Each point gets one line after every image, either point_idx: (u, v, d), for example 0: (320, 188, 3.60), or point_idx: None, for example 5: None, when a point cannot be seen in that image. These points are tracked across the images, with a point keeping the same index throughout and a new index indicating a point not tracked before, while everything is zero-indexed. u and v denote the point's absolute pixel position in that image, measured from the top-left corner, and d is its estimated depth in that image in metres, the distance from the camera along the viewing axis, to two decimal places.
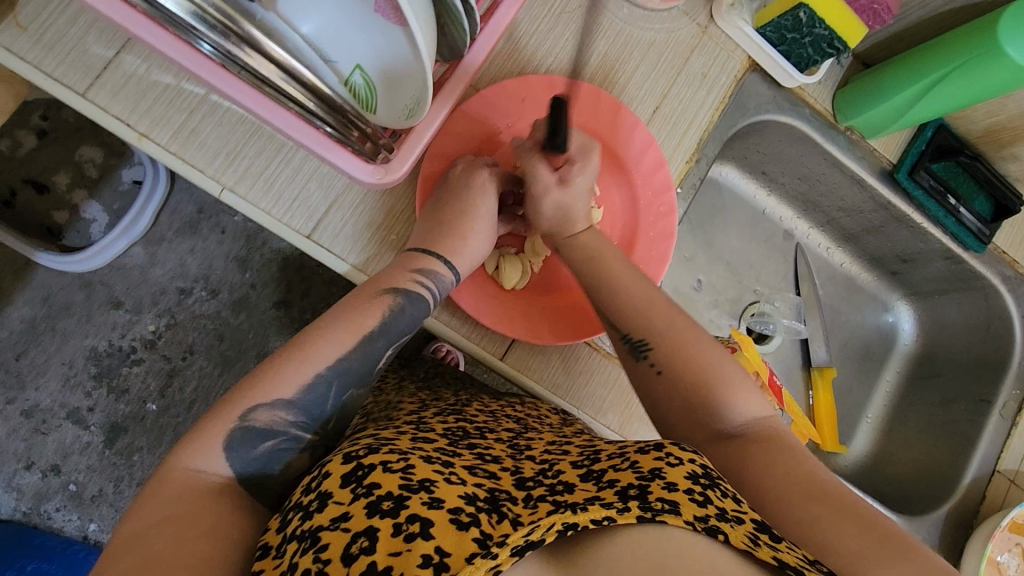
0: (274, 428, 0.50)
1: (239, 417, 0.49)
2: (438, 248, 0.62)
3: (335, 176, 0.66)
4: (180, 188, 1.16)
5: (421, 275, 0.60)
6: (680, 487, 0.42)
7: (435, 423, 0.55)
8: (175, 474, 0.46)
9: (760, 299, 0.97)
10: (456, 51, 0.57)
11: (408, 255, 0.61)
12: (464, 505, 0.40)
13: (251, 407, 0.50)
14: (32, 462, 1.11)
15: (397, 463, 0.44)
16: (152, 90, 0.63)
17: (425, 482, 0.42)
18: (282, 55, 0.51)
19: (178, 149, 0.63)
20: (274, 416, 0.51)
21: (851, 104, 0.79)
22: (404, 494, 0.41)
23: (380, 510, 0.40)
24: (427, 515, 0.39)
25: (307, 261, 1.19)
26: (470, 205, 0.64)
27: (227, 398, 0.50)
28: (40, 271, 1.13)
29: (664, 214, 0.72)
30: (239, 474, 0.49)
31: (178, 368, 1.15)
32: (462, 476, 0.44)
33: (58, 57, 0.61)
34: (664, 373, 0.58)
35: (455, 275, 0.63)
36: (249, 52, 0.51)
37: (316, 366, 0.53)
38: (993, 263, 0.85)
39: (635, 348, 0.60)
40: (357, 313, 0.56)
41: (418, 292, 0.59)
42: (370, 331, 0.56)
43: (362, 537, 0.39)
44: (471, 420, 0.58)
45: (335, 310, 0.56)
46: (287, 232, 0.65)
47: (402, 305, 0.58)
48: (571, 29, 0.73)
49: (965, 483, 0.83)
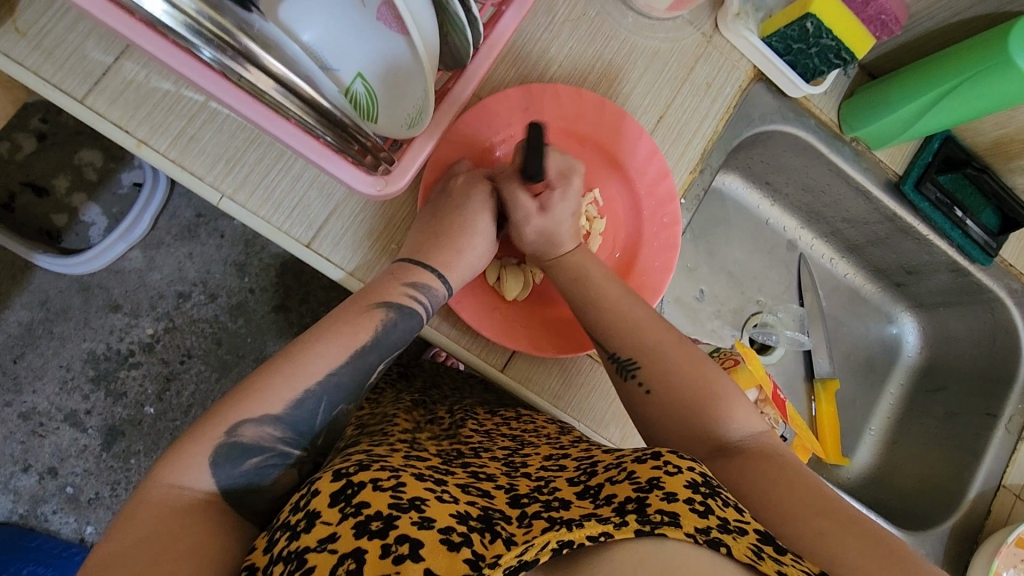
0: (261, 444, 0.50)
1: (225, 432, 0.49)
2: (431, 261, 0.62)
3: (335, 184, 0.65)
4: (180, 192, 1.15)
5: (414, 289, 0.60)
6: (680, 496, 0.41)
7: (429, 445, 0.55)
8: (155, 493, 0.45)
9: (763, 310, 0.96)
10: (460, 61, 0.57)
11: (398, 267, 0.61)
12: (456, 524, 0.40)
13: (237, 422, 0.49)
14: (29, 465, 1.11)
15: (387, 481, 0.43)
16: (151, 97, 0.62)
17: (415, 501, 0.41)
18: (280, 69, 0.51)
19: (177, 156, 0.62)
20: (261, 432, 0.50)
21: (857, 115, 0.78)
22: (393, 514, 0.40)
23: (368, 531, 0.39)
24: (417, 536, 0.38)
25: (306, 267, 1.18)
26: (471, 221, 0.63)
27: (238, 403, 0.50)
28: (38, 273, 1.12)
29: (668, 226, 0.72)
30: (223, 489, 0.48)
31: (176, 372, 1.14)
32: (455, 495, 0.44)
33: (57, 63, 0.60)
34: (653, 392, 0.57)
35: (448, 289, 0.62)
36: (247, 64, 0.51)
37: (300, 384, 0.52)
38: (1000, 276, 0.84)
39: (624, 367, 0.59)
40: (347, 325, 0.56)
41: (411, 307, 0.59)
42: (361, 347, 0.55)
43: (349, 559, 0.38)
44: (466, 442, 0.58)
45: (322, 325, 0.56)
46: (285, 240, 0.65)
47: (394, 321, 0.58)
48: (576, 37, 0.73)
49: (970, 498, 0.82)
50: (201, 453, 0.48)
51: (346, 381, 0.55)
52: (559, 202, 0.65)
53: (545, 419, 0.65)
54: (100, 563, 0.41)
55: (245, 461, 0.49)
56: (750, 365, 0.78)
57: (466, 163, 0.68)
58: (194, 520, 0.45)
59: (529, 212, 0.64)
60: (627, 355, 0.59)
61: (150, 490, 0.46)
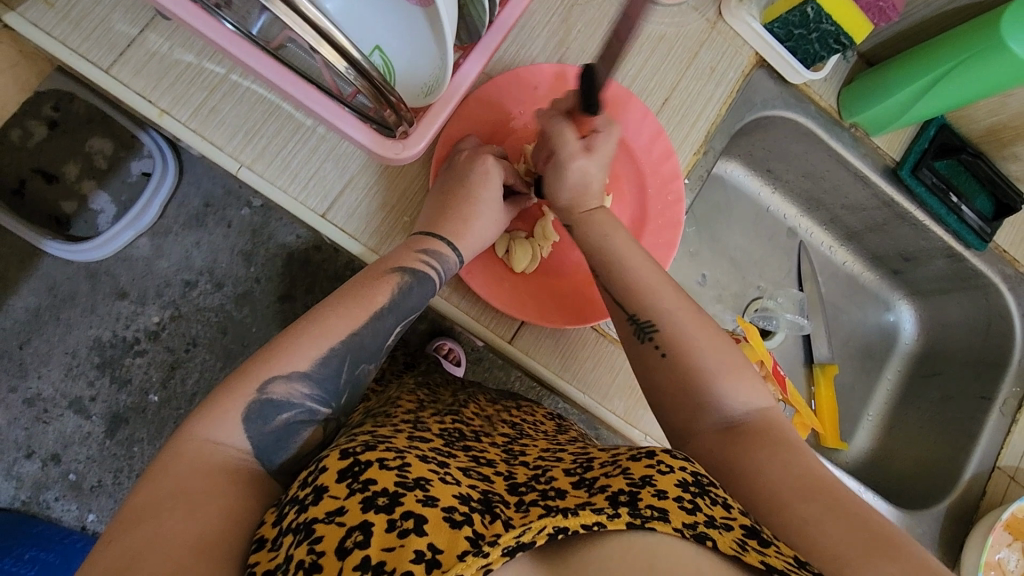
0: (291, 400, 0.52)
1: (257, 390, 0.51)
2: (444, 232, 0.64)
3: (351, 157, 0.67)
4: (189, 181, 1.17)
5: (427, 255, 0.62)
6: (670, 494, 0.42)
7: (432, 422, 0.56)
8: (193, 445, 0.47)
9: (763, 296, 0.98)
10: (474, 34, 0.60)
11: (414, 238, 0.63)
12: (458, 504, 0.41)
13: (268, 378, 0.51)
14: (32, 451, 1.12)
15: (393, 461, 0.44)
16: (174, 68, 0.64)
17: (420, 481, 0.43)
18: (317, 16, 0.47)
19: (198, 126, 0.64)
20: (291, 389, 0.52)
21: (856, 100, 0.80)
22: (399, 492, 0.41)
23: (375, 505, 0.41)
24: (421, 512, 0.40)
25: (312, 256, 1.19)
26: (476, 190, 0.65)
27: (272, 357, 0.52)
28: (46, 260, 1.14)
29: (672, 204, 0.74)
30: (255, 448, 0.50)
31: (181, 360, 1.15)
32: (457, 477, 0.45)
33: (83, 34, 0.62)
34: (669, 355, 0.58)
35: (459, 259, 0.65)
36: (283, 9, 0.46)
37: (321, 342, 0.54)
38: (994, 261, 0.86)
39: (641, 329, 0.60)
40: (369, 289, 0.58)
41: (425, 272, 0.61)
42: (379, 308, 0.58)
43: (356, 532, 0.39)
44: (468, 423, 0.59)
45: (335, 298, 0.57)
46: (300, 210, 0.66)
47: (410, 286, 0.60)
48: (584, 20, 0.75)
49: (965, 479, 0.84)
50: (235, 409, 0.50)
51: (368, 340, 0.57)
52: (603, 144, 0.65)
53: (545, 415, 0.69)
54: (138, 509, 0.43)
55: (275, 416, 0.51)
56: (751, 342, 0.80)
57: (475, 139, 0.70)
58: (215, 474, 0.46)
59: (574, 151, 0.64)
60: (646, 317, 0.60)
61: (186, 443, 0.47)
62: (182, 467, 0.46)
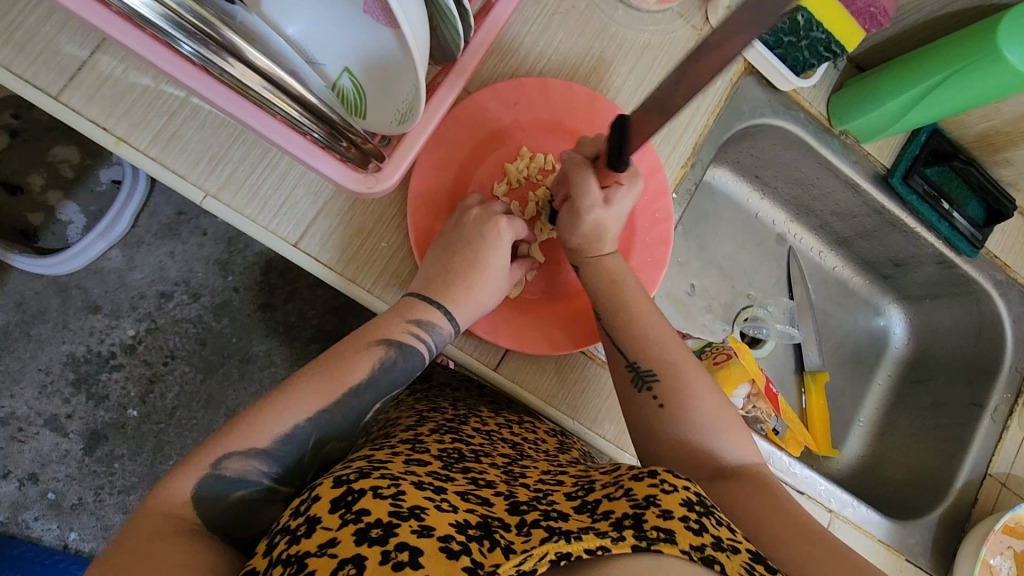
0: (248, 477, 0.48)
1: (210, 464, 0.48)
2: (441, 297, 0.60)
3: (324, 182, 0.64)
4: (159, 189, 1.13)
5: (417, 327, 0.59)
6: (676, 514, 0.40)
7: (431, 443, 0.54)
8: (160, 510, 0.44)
9: (753, 304, 0.96)
10: (448, 55, 0.56)
11: (407, 302, 0.60)
12: (455, 533, 0.38)
13: (225, 453, 0.48)
14: (8, 471, 1.08)
15: (387, 489, 0.41)
16: (130, 92, 0.60)
17: (415, 510, 0.40)
18: (265, 63, 0.50)
19: (158, 154, 0.60)
20: (248, 464, 0.49)
21: (847, 108, 0.77)
22: (393, 522, 0.38)
23: (369, 538, 0.38)
24: (416, 544, 0.37)
25: (290, 264, 1.16)
26: (482, 255, 0.61)
27: (253, 420, 0.50)
28: (14, 274, 1.09)
29: (659, 221, 0.71)
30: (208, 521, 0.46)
31: (160, 374, 1.12)
32: (454, 504, 0.42)
33: (30, 57, 0.58)
34: (665, 407, 0.57)
35: (455, 328, 0.61)
36: (232, 61, 0.49)
37: (292, 398, 0.52)
38: (985, 267, 0.85)
39: (641, 377, 0.59)
40: (345, 365, 0.55)
41: (411, 344, 0.58)
42: (353, 386, 0.54)
43: (349, 564, 0.36)
44: (467, 441, 0.56)
45: (326, 358, 0.55)
46: (271, 239, 0.63)
47: (394, 360, 0.57)
48: (566, 29, 0.72)
49: (956, 488, 0.83)
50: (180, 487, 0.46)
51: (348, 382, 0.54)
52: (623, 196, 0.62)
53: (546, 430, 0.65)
54: None
55: (231, 494, 0.48)
56: (743, 360, 0.78)
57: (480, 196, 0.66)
58: (179, 539, 0.43)
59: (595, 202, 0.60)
60: (648, 367, 0.59)
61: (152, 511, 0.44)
62: (139, 538, 0.43)
